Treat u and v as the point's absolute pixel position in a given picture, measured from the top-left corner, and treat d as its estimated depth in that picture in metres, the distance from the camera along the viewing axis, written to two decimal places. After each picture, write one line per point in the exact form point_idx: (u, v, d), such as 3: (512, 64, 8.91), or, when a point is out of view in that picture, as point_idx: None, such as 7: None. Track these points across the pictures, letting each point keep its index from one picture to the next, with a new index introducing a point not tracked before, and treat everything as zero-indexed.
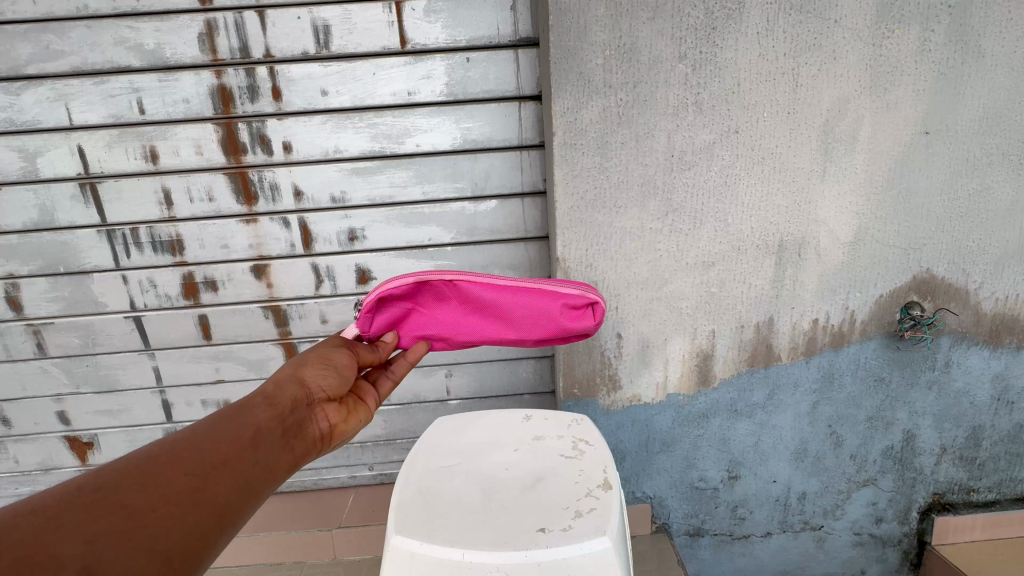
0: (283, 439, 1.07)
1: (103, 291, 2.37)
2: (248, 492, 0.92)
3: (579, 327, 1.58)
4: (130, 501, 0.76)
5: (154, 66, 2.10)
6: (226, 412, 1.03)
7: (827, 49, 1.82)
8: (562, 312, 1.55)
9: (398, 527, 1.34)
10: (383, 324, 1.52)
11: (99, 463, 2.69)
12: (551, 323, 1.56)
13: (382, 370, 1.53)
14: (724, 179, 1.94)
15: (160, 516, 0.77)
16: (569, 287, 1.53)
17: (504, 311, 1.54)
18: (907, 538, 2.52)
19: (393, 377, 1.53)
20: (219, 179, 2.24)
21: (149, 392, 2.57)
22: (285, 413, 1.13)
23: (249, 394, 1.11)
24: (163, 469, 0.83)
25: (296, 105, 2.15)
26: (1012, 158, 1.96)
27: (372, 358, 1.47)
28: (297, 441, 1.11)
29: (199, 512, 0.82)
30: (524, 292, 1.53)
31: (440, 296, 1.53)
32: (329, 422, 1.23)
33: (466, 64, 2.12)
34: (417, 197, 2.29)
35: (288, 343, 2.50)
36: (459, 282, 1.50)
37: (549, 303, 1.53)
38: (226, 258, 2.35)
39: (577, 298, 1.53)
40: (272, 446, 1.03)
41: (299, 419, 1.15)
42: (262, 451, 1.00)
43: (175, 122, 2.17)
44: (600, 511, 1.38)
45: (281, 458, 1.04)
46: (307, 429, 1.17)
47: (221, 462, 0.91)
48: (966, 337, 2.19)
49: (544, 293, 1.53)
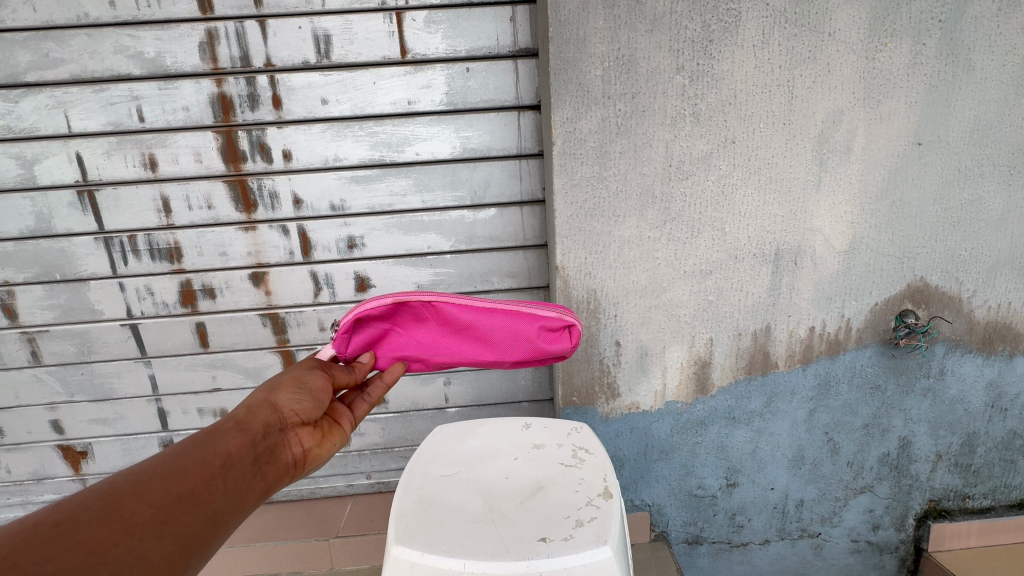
0: (255, 466, 1.08)
1: (100, 298, 2.36)
2: (215, 523, 0.92)
3: (557, 349, 1.57)
4: (91, 535, 0.76)
5: (154, 75, 2.10)
6: (196, 438, 1.03)
7: (821, 62, 1.86)
8: (540, 334, 1.55)
9: (399, 536, 1.34)
10: (360, 344, 1.52)
11: (93, 472, 2.64)
12: (528, 344, 1.56)
13: (358, 393, 1.51)
14: (722, 188, 1.97)
15: (123, 551, 0.77)
16: (546, 310, 1.53)
17: (481, 332, 1.54)
18: (904, 545, 2.53)
19: (369, 400, 1.51)
20: (218, 187, 2.24)
21: (144, 401, 2.53)
22: (258, 438, 1.13)
23: (220, 419, 1.11)
24: (125, 502, 0.83)
25: (296, 114, 2.16)
26: (1002, 169, 2.00)
27: (348, 379, 1.46)
28: (268, 468, 1.11)
29: (163, 545, 0.82)
30: (502, 314, 1.53)
31: (419, 317, 1.54)
32: (303, 446, 1.23)
33: (466, 74, 2.14)
34: (416, 205, 2.29)
35: (286, 351, 2.48)
36: (437, 303, 1.51)
37: (526, 326, 1.54)
38: (225, 265, 2.34)
39: (554, 320, 1.53)
40: (242, 474, 1.03)
41: (271, 444, 1.15)
42: (231, 479, 1.00)
43: (174, 129, 2.17)
44: (600, 520, 1.38)
45: (252, 486, 1.04)
46: (280, 454, 1.16)
47: (188, 492, 0.91)
48: (960, 344, 2.22)
49: (522, 315, 1.54)
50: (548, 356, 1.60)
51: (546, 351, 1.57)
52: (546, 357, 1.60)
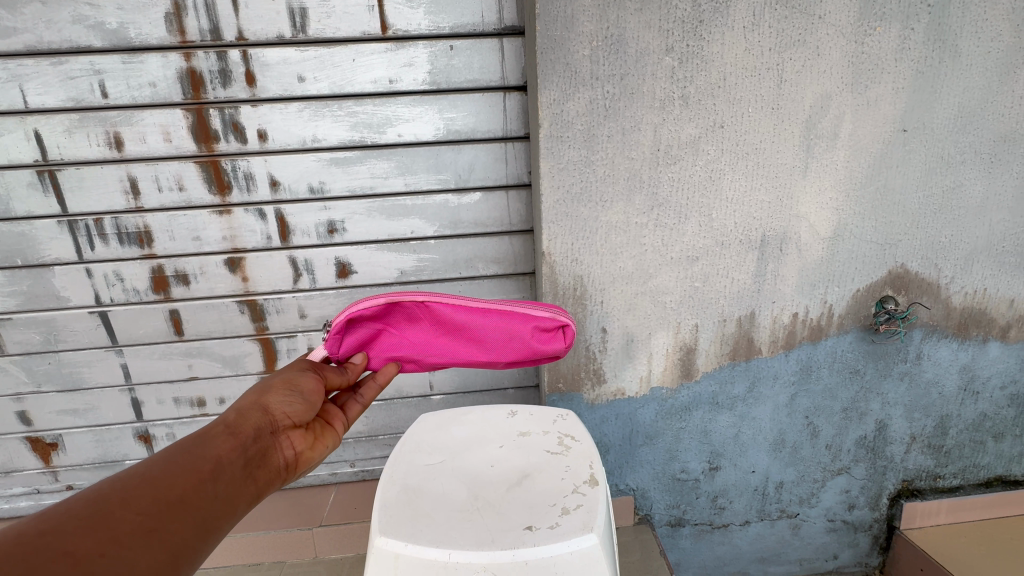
0: (245, 470, 1.04)
1: (65, 285, 2.24)
2: (206, 529, 0.88)
3: (549, 349, 1.53)
4: (77, 545, 0.71)
5: (118, 47, 1.98)
6: (184, 442, 0.99)
7: (811, 45, 1.83)
8: (534, 335, 1.52)
9: (383, 527, 1.32)
10: (353, 344, 1.49)
11: (64, 465, 2.53)
12: (520, 343, 1.51)
13: (351, 394, 1.48)
14: (709, 173, 1.95)
15: (111, 560, 0.73)
16: (540, 310, 1.49)
17: (474, 333, 1.50)
18: (877, 524, 2.61)
19: (362, 401, 1.48)
20: (189, 168, 2.13)
21: (116, 391, 2.43)
22: (249, 441, 1.10)
23: (209, 423, 1.07)
24: (112, 510, 0.78)
25: (271, 91, 2.06)
26: (983, 157, 2.02)
27: (340, 381, 1.43)
28: (260, 472, 1.07)
29: (153, 554, 0.78)
30: (495, 314, 1.49)
31: (412, 317, 1.50)
32: (294, 450, 1.19)
33: (450, 52, 2.07)
34: (399, 188, 2.23)
35: (265, 339, 2.41)
36: (430, 302, 1.46)
37: (519, 325, 1.50)
38: (199, 251, 2.25)
39: (548, 320, 1.50)
40: (233, 479, 1.00)
41: (261, 448, 1.11)
42: (221, 484, 0.96)
43: (140, 106, 2.06)
44: (586, 507, 1.37)
45: (243, 491, 1.00)
46: (271, 458, 1.12)
47: (179, 499, 0.87)
48: (937, 330, 2.27)
49: (516, 315, 1.50)
50: (541, 356, 1.55)
51: (538, 350, 1.53)
52: (539, 356, 1.55)
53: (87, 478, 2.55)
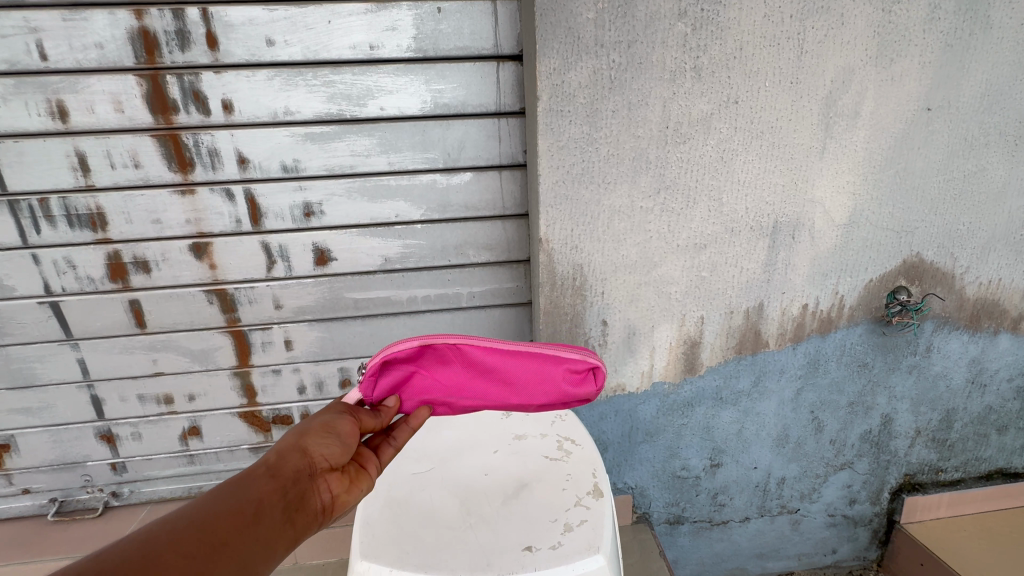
0: (287, 516, 0.93)
1: (10, 272, 2.02)
2: None
3: (584, 389, 1.40)
4: None
5: (57, 2, 1.74)
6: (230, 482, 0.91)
7: (835, 13, 1.67)
8: (566, 378, 1.39)
9: (364, 550, 1.18)
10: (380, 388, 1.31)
11: (18, 467, 2.32)
12: (553, 383, 1.38)
13: (386, 438, 1.23)
14: (721, 154, 1.79)
15: None
16: (572, 353, 1.37)
17: (506, 377, 1.36)
18: (877, 518, 2.56)
19: (396, 446, 1.23)
20: (145, 142, 1.91)
21: (74, 387, 2.22)
22: (289, 483, 0.96)
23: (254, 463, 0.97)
24: (153, 554, 0.74)
25: (236, 56, 1.84)
26: (1009, 139, 1.89)
27: (374, 424, 1.22)
28: (300, 518, 0.95)
29: None
30: (527, 356, 1.36)
31: (442, 359, 1.34)
32: (332, 496, 1.03)
33: (437, 15, 1.86)
34: (381, 167, 2.03)
35: (237, 331, 2.22)
36: (462, 346, 1.32)
37: (551, 368, 1.36)
38: (159, 235, 2.04)
39: (579, 363, 1.37)
40: (273, 525, 0.90)
41: (304, 491, 0.98)
42: (261, 531, 0.87)
43: (86, 71, 1.82)
44: (590, 524, 1.25)
45: (283, 539, 0.90)
46: (310, 502, 0.98)
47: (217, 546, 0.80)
48: (949, 322, 2.17)
49: (547, 358, 1.36)
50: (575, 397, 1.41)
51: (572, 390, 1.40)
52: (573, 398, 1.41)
53: (45, 481, 2.35)
